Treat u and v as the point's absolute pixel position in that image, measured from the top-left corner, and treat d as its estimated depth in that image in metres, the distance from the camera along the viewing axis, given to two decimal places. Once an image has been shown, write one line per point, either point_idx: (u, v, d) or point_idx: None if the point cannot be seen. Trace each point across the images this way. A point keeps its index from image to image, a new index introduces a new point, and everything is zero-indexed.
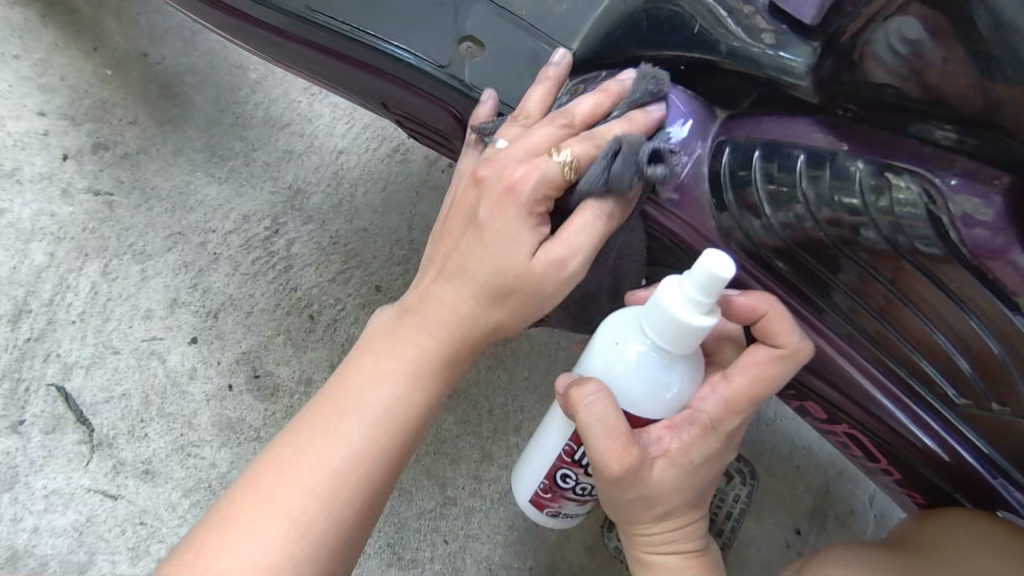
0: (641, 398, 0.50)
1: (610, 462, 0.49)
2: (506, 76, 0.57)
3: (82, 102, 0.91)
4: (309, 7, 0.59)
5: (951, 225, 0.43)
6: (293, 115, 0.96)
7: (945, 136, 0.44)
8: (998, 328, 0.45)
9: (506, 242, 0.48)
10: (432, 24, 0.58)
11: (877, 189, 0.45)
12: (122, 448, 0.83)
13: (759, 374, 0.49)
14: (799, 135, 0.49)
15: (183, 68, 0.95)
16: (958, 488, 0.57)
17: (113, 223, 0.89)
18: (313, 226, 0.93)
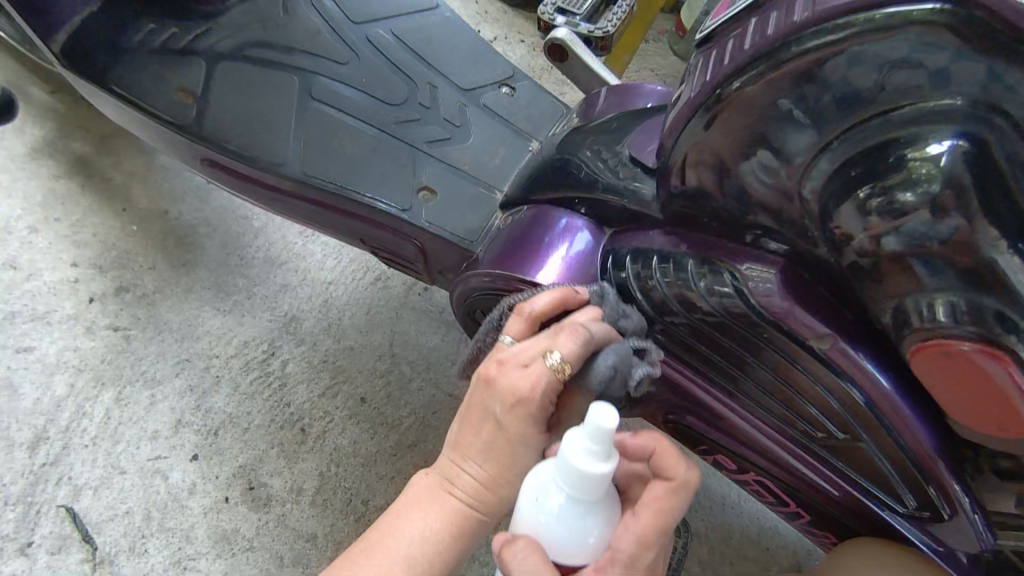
0: (565, 538, 0.51)
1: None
2: (455, 213, 0.73)
3: (109, 253, 1.07)
4: (307, 174, 0.73)
5: (750, 295, 0.54)
6: (289, 255, 1.13)
7: (760, 239, 0.54)
8: (823, 382, 0.56)
9: (520, 441, 0.52)
10: (398, 178, 0.74)
11: (701, 276, 0.56)
12: (122, 566, 0.89)
13: (662, 509, 0.49)
14: (652, 243, 0.61)
15: (198, 221, 1.13)
16: (855, 520, 0.67)
17: (126, 354, 1.01)
18: (305, 347, 1.06)
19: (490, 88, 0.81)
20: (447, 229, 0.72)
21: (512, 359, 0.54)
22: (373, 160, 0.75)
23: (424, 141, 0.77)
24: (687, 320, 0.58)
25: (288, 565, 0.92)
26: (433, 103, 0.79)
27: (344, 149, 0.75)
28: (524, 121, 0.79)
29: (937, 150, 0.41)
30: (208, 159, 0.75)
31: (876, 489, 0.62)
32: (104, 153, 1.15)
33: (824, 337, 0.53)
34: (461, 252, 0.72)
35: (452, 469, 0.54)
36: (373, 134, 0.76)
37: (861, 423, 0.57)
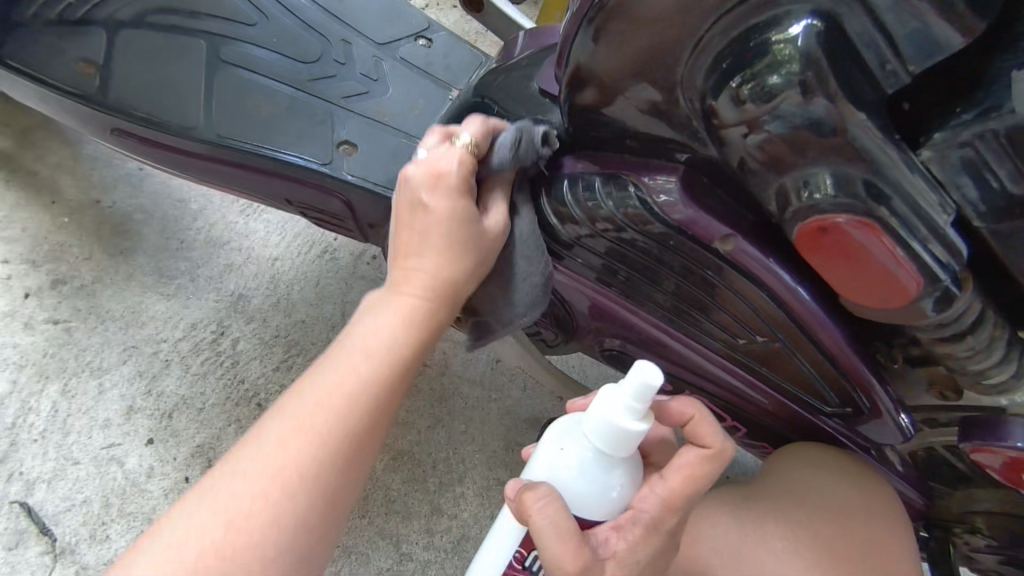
0: (588, 495, 0.53)
1: (564, 561, 0.49)
2: (378, 164, 0.70)
3: (41, 247, 1.05)
4: (221, 135, 0.70)
5: (654, 205, 0.52)
6: (231, 235, 1.12)
7: (675, 150, 0.51)
8: (736, 289, 0.55)
9: (452, 214, 0.56)
10: (317, 134, 0.71)
11: (609, 193, 0.55)
12: (84, 552, 0.88)
13: (692, 475, 0.52)
14: (563, 168, 0.59)
15: (133, 208, 1.11)
16: (790, 425, 0.68)
17: (70, 346, 0.99)
18: (255, 324, 1.06)
19: (407, 40, 0.79)
20: (369, 180, 0.69)
21: (427, 158, 0.57)
22: (290, 119, 0.72)
23: (340, 97, 0.74)
24: (603, 241, 0.58)
25: None
26: (349, 59, 0.77)
27: (258, 110, 0.72)
28: (443, 71, 0.77)
29: (795, 31, 0.38)
30: (119, 130, 0.73)
31: (801, 391, 0.63)
32: (26, 147, 1.12)
33: (726, 239, 0.52)
34: (388, 205, 0.70)
35: (404, 272, 0.56)
36: (287, 93, 0.74)
37: (779, 327, 0.56)
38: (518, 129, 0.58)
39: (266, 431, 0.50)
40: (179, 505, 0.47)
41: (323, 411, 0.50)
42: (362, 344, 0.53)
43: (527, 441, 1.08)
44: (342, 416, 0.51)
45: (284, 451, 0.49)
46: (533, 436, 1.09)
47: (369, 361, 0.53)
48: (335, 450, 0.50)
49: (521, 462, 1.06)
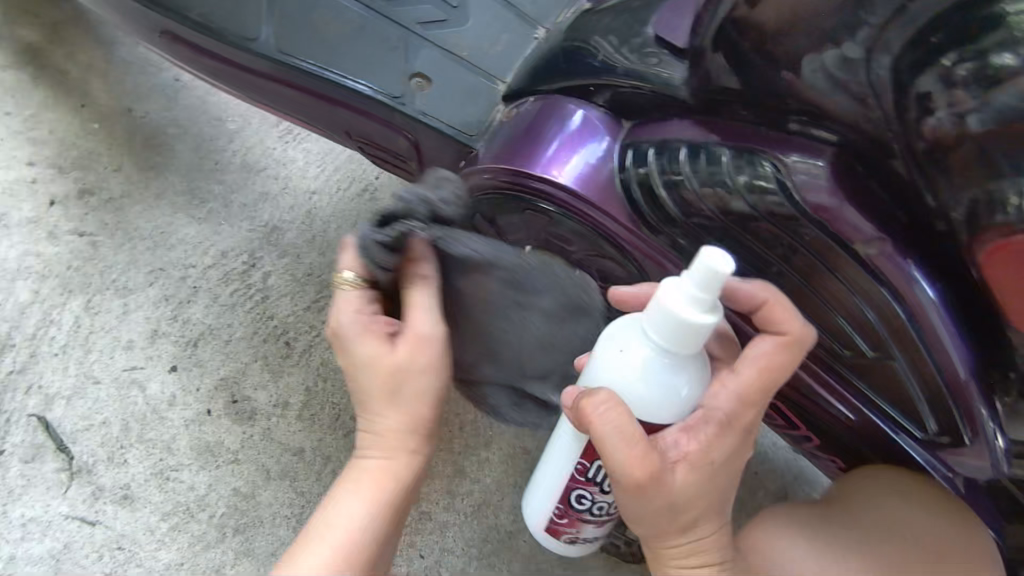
0: (655, 400, 0.49)
1: (628, 470, 0.47)
2: (453, 105, 0.64)
3: (69, 152, 0.98)
4: (281, 50, 0.63)
5: (793, 188, 0.47)
6: (268, 161, 1.05)
7: (810, 129, 0.47)
8: (861, 292, 0.50)
9: (380, 379, 0.54)
10: (388, 63, 0.64)
11: (740, 167, 0.49)
12: (101, 475, 0.86)
13: (766, 365, 0.49)
14: (680, 134, 0.53)
15: (166, 121, 1.04)
16: (868, 446, 0.63)
17: (94, 261, 0.94)
18: (288, 259, 1.01)
19: None
20: (441, 121, 0.63)
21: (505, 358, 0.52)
22: (359, 40, 0.64)
23: (417, 23, 0.66)
24: (720, 224, 0.52)
25: (275, 478, 0.91)
26: None
27: (325, 26, 0.64)
28: (530, 5, 0.68)
29: None
30: (170, 33, 0.66)
31: (899, 414, 0.58)
32: (56, 42, 1.04)
33: (871, 240, 0.47)
34: (460, 151, 0.64)
35: (378, 424, 0.57)
36: (356, 9, 0.65)
37: (897, 341, 0.51)
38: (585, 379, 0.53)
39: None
40: None
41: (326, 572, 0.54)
42: (355, 506, 0.56)
43: None
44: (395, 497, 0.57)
45: None
46: None
47: (364, 522, 0.56)
48: (389, 527, 0.57)
49: None
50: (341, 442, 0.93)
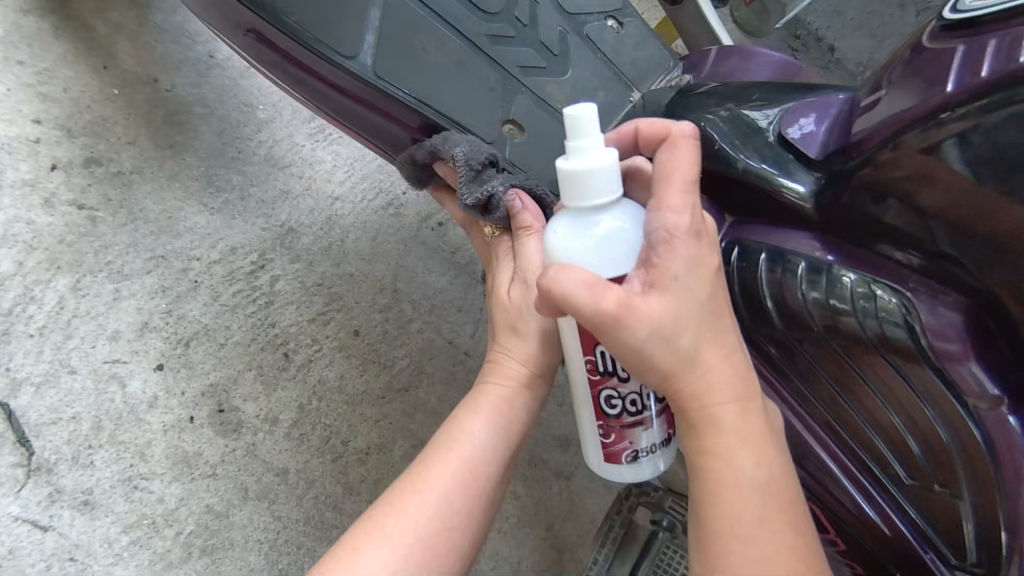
0: (607, 249, 0.49)
1: (598, 309, 0.44)
2: (541, 158, 0.65)
3: (81, 115, 0.91)
4: (379, 75, 0.60)
5: (921, 332, 0.49)
6: (295, 158, 0.99)
7: (909, 257, 0.50)
8: (947, 419, 0.50)
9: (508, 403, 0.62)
10: (485, 107, 0.64)
11: (866, 298, 0.51)
12: (62, 475, 0.79)
13: (667, 165, 0.49)
14: (795, 243, 0.56)
15: (193, 99, 0.97)
16: (895, 562, 0.59)
17: (91, 239, 0.87)
18: (300, 265, 0.94)
19: (597, 18, 0.71)
20: (529, 173, 0.64)
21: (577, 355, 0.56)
22: (459, 77, 0.63)
23: (517, 66, 0.66)
24: (818, 335, 0.55)
25: (252, 500, 0.84)
26: (531, 22, 0.68)
27: (428, 56, 0.63)
28: (629, 66, 0.70)
29: None
30: (254, 32, 0.61)
31: (929, 530, 0.55)
32: None
33: (986, 396, 0.47)
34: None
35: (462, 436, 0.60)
36: (459, 41, 0.64)
37: (975, 480, 0.50)
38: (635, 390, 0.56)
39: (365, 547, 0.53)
40: None
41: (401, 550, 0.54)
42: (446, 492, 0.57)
43: (552, 460, 0.96)
44: (454, 530, 0.56)
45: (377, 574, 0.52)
46: (560, 455, 0.97)
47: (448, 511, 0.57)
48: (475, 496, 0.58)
49: (541, 479, 0.95)
50: (328, 469, 0.87)
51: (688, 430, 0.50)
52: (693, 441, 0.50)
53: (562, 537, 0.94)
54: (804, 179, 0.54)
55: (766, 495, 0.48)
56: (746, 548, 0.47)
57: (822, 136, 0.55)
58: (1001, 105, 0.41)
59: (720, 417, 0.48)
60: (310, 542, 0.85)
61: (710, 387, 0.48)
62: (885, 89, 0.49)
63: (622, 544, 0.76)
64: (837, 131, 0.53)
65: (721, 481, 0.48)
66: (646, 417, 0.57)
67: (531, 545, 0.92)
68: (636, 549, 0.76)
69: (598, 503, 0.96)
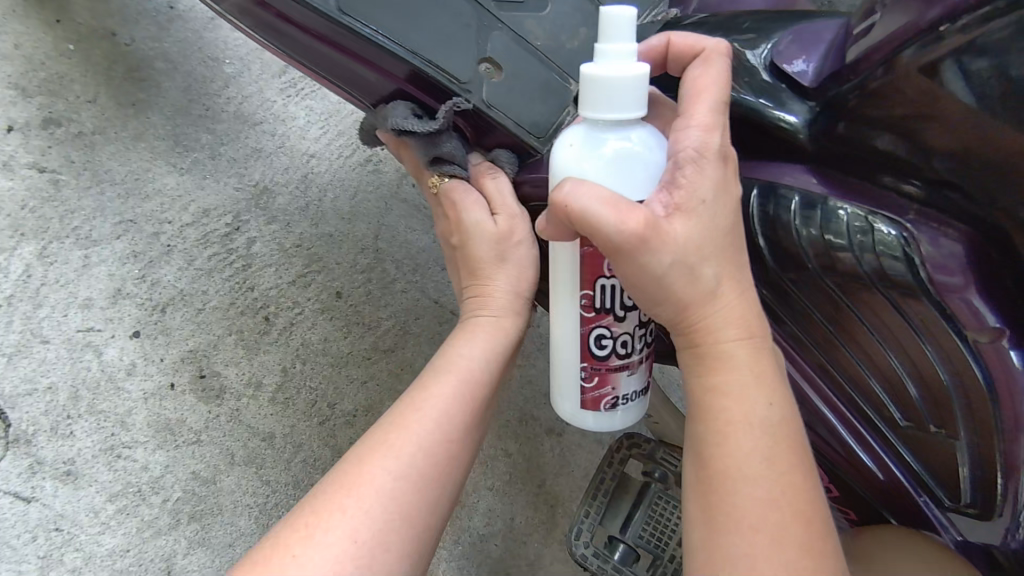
0: (625, 169, 0.47)
1: (626, 227, 0.43)
2: (520, 99, 0.60)
3: (35, 74, 0.86)
4: (341, 10, 0.57)
5: (920, 262, 0.46)
6: (266, 115, 0.94)
7: (908, 187, 0.47)
8: (946, 356, 0.48)
9: (489, 335, 0.61)
10: (456, 43, 0.59)
11: (864, 230, 0.48)
12: (41, 446, 0.77)
13: (697, 81, 0.48)
14: (791, 179, 0.52)
15: (154, 53, 0.92)
16: (884, 503, 0.60)
17: (56, 204, 0.83)
18: (276, 227, 0.91)
19: None
20: (506, 115, 0.60)
21: (572, 292, 0.53)
22: (427, 13, 0.59)
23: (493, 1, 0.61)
24: (814, 273, 0.51)
25: (239, 465, 0.83)
26: None
27: None
28: None
29: None
30: None
31: (923, 472, 0.55)
32: None
33: (986, 330, 0.46)
34: (524, 148, 0.61)
35: (445, 373, 0.58)
36: None
37: (971, 420, 0.49)
38: (626, 333, 0.53)
39: (347, 500, 0.51)
40: (279, 553, 0.49)
41: (390, 503, 0.52)
42: (426, 433, 0.55)
43: (544, 417, 0.95)
44: (390, 543, 0.51)
45: (363, 527, 0.50)
46: (552, 414, 0.95)
47: (435, 453, 0.55)
48: (461, 447, 0.57)
49: (533, 435, 0.94)
50: (316, 432, 0.86)
51: (698, 368, 0.48)
52: (703, 379, 0.48)
53: (556, 494, 0.93)
54: (797, 109, 0.51)
55: (777, 435, 0.46)
56: (753, 489, 0.45)
57: (817, 66, 0.51)
58: (1009, 12, 0.38)
59: (734, 351, 0.47)
60: (299, 507, 0.84)
61: (722, 323, 0.47)
62: (881, 11, 0.46)
63: (613, 498, 0.74)
64: (832, 58, 0.50)
65: (730, 422, 0.47)
66: (632, 362, 0.55)
67: (522, 498, 0.92)
68: (627, 504, 0.73)
69: (591, 459, 0.95)
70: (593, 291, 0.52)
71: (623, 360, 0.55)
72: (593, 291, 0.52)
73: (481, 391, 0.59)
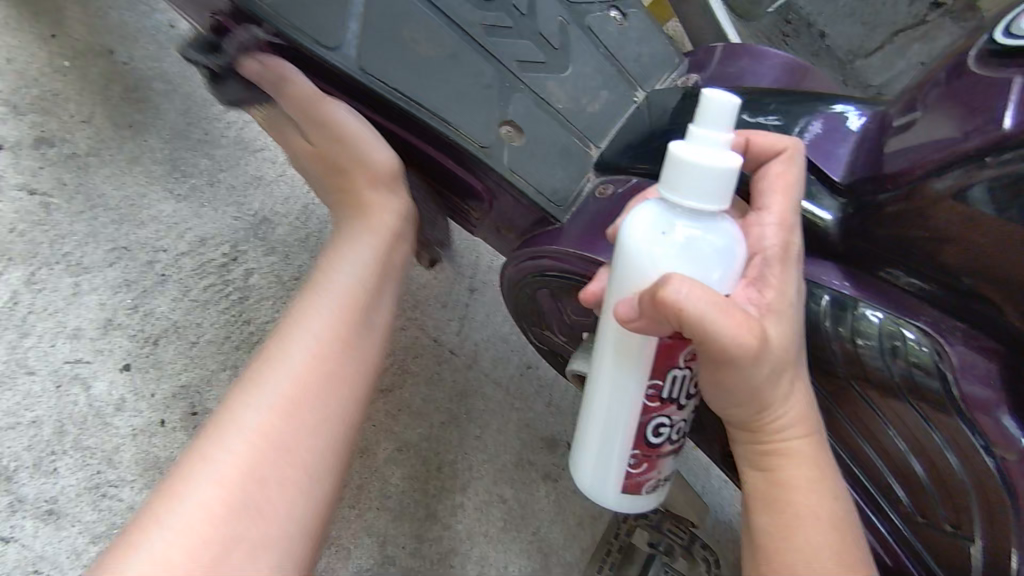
0: (719, 261, 0.41)
1: (741, 338, 0.39)
2: (540, 165, 0.58)
3: (28, 90, 0.82)
4: (364, 69, 0.53)
5: (951, 376, 0.47)
6: (267, 141, 0.93)
7: (920, 289, 0.49)
8: (969, 465, 0.49)
9: None
10: (480, 104, 0.57)
11: (891, 337, 0.48)
12: (23, 484, 0.74)
13: (786, 186, 0.45)
14: (823, 279, 0.51)
15: (153, 73, 0.89)
16: None
17: (45, 228, 0.80)
18: (275, 258, 0.89)
19: (600, 8, 0.65)
20: (525, 181, 0.57)
21: (643, 385, 0.46)
22: (454, 71, 0.57)
23: (515, 61, 0.60)
24: (839, 374, 0.51)
25: None
26: (531, 11, 0.61)
27: (418, 48, 0.56)
28: (633, 63, 0.65)
29: None
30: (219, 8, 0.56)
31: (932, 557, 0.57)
32: None
33: (1014, 447, 0.47)
34: (539, 216, 0.59)
35: None
36: (454, 33, 0.57)
37: (988, 526, 0.50)
38: (680, 416, 0.49)
39: None
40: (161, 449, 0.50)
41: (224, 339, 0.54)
42: None
43: (539, 460, 0.93)
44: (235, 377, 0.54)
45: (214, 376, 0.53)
46: (546, 456, 0.94)
47: None
48: None
49: (527, 481, 0.92)
50: None
51: (760, 460, 0.48)
52: (765, 468, 0.48)
53: (548, 537, 0.90)
54: (829, 205, 0.52)
55: (838, 523, 0.47)
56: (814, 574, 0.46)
57: (847, 157, 0.52)
58: None
59: (795, 446, 0.46)
60: None
61: (789, 421, 0.46)
62: (922, 109, 0.48)
63: None
64: (865, 153, 0.51)
65: (797, 512, 0.47)
66: (677, 446, 0.52)
67: (516, 545, 0.89)
68: None
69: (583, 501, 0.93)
70: (663, 381, 0.46)
71: (673, 446, 0.51)
72: (663, 381, 0.46)
73: None
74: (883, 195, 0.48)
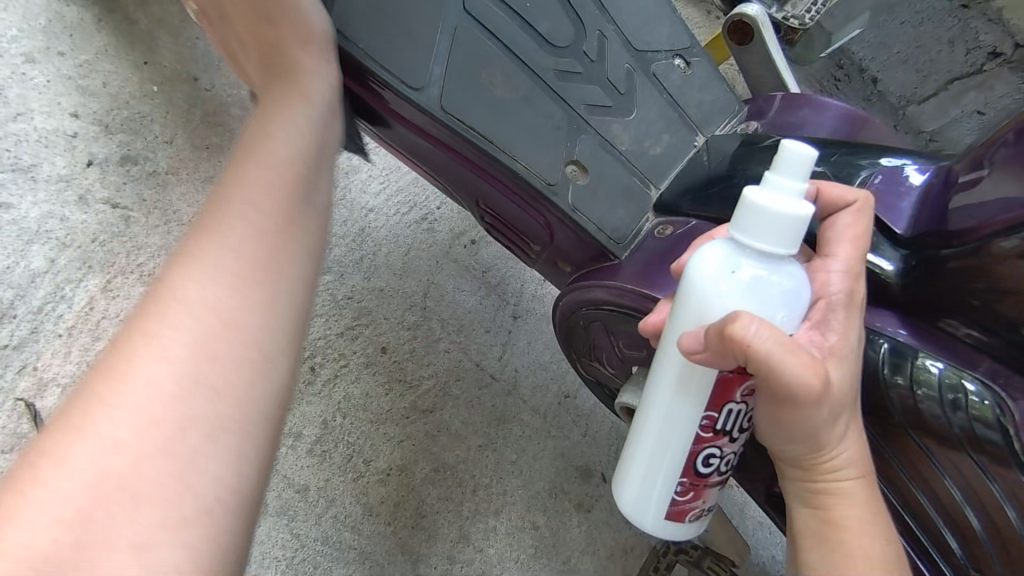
0: (783, 304, 0.43)
1: (806, 377, 0.40)
2: (603, 203, 0.61)
3: (119, 112, 0.89)
4: (445, 107, 0.57)
5: (1014, 431, 0.46)
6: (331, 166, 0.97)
7: (983, 342, 0.49)
8: None
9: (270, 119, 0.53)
10: (549, 144, 0.61)
11: (953, 388, 0.48)
12: None
13: (853, 238, 0.47)
14: (884, 327, 0.52)
15: (232, 100, 0.95)
16: None
17: (124, 240, 0.85)
18: (331, 277, 0.92)
19: (664, 56, 0.68)
20: (588, 218, 0.60)
21: (699, 417, 0.47)
22: (526, 112, 0.60)
23: (583, 104, 0.63)
24: (896, 421, 0.51)
25: (273, 515, 0.82)
26: (600, 57, 0.65)
27: (494, 90, 0.60)
28: (694, 109, 0.68)
29: None
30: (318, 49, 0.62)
31: None
32: None
33: None
34: (598, 251, 0.61)
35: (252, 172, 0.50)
36: (528, 78, 0.61)
37: None
38: (732, 451, 0.50)
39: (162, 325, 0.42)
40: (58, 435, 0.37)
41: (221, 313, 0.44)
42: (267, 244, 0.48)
43: (573, 490, 0.93)
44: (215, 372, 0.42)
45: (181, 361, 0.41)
46: (580, 487, 0.94)
47: (259, 269, 0.46)
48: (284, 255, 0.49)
49: (562, 511, 0.92)
50: (349, 487, 0.85)
51: (812, 500, 0.48)
52: (818, 509, 0.48)
53: (579, 570, 0.89)
54: (891, 256, 0.54)
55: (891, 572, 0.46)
56: None
57: (912, 211, 0.54)
58: None
59: (849, 488, 0.47)
60: (328, 563, 0.82)
61: (844, 464, 0.46)
62: (988, 168, 0.49)
63: None
64: (930, 210, 0.53)
65: (851, 556, 0.46)
66: (724, 477, 0.52)
67: (547, 575, 0.88)
68: None
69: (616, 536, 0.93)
70: (719, 414, 0.47)
71: (720, 476, 0.51)
72: (719, 413, 0.47)
73: (276, 174, 0.51)
74: (948, 251, 0.50)
